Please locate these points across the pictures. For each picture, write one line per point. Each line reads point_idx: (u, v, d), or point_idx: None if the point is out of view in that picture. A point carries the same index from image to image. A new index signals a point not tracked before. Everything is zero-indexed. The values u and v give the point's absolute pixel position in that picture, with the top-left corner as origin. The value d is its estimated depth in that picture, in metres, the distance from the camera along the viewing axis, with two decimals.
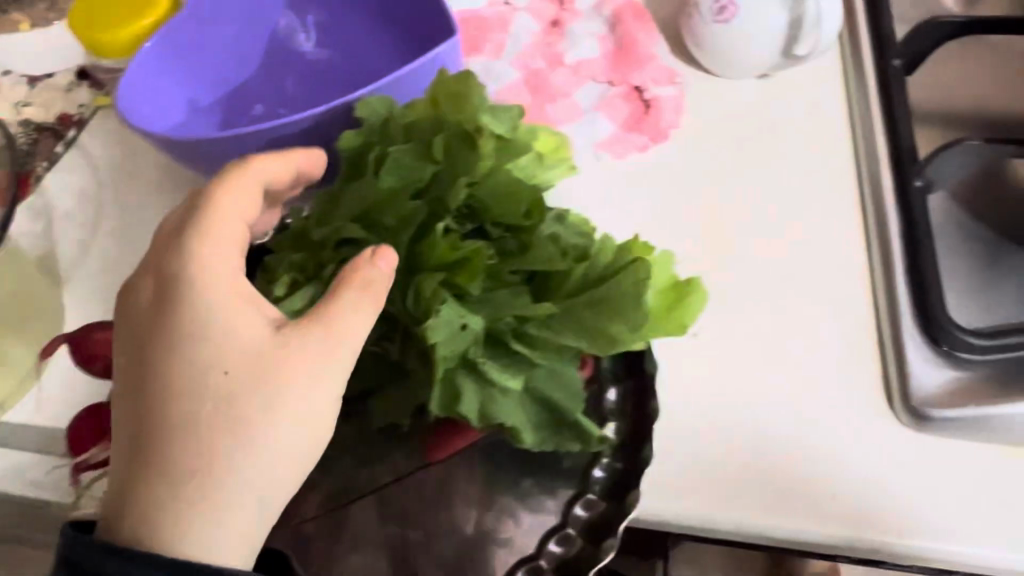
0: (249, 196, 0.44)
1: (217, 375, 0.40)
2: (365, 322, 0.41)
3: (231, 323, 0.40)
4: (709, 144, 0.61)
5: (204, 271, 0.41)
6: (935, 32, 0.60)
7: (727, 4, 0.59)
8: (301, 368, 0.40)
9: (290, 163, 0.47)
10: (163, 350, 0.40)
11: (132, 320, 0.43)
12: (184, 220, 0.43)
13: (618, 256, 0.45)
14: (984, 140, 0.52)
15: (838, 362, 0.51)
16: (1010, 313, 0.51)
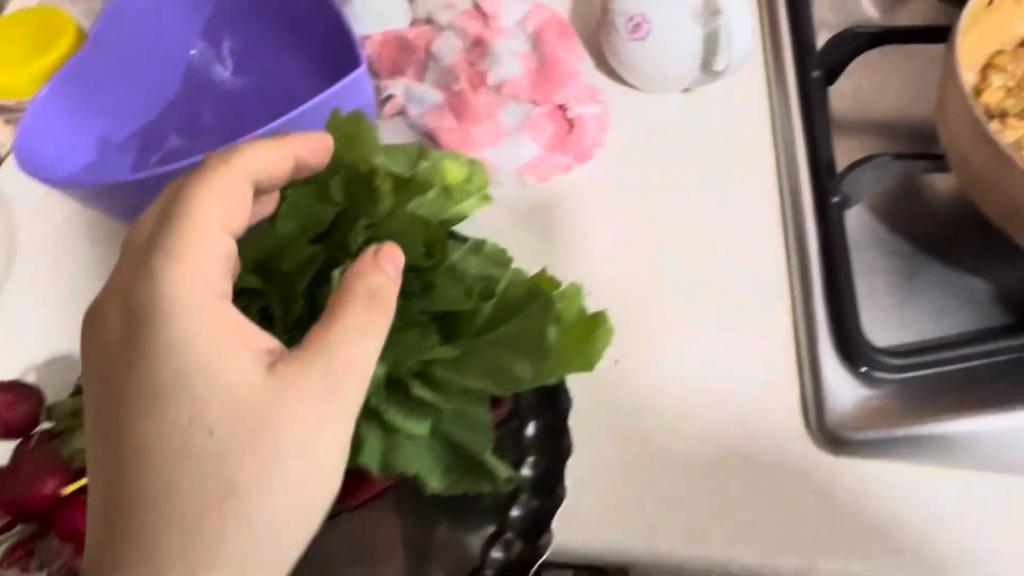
0: (236, 212, 0.41)
1: (206, 429, 0.36)
2: (369, 353, 0.38)
3: (217, 365, 0.37)
4: (633, 163, 0.61)
5: (190, 309, 0.38)
6: (852, 42, 0.60)
7: (641, 22, 0.58)
8: (299, 415, 0.37)
9: (285, 157, 0.42)
10: (145, 399, 0.37)
11: (109, 362, 0.39)
12: (162, 246, 0.39)
13: (523, 294, 0.44)
14: (897, 154, 0.52)
15: (757, 385, 0.51)
16: (928, 328, 0.50)
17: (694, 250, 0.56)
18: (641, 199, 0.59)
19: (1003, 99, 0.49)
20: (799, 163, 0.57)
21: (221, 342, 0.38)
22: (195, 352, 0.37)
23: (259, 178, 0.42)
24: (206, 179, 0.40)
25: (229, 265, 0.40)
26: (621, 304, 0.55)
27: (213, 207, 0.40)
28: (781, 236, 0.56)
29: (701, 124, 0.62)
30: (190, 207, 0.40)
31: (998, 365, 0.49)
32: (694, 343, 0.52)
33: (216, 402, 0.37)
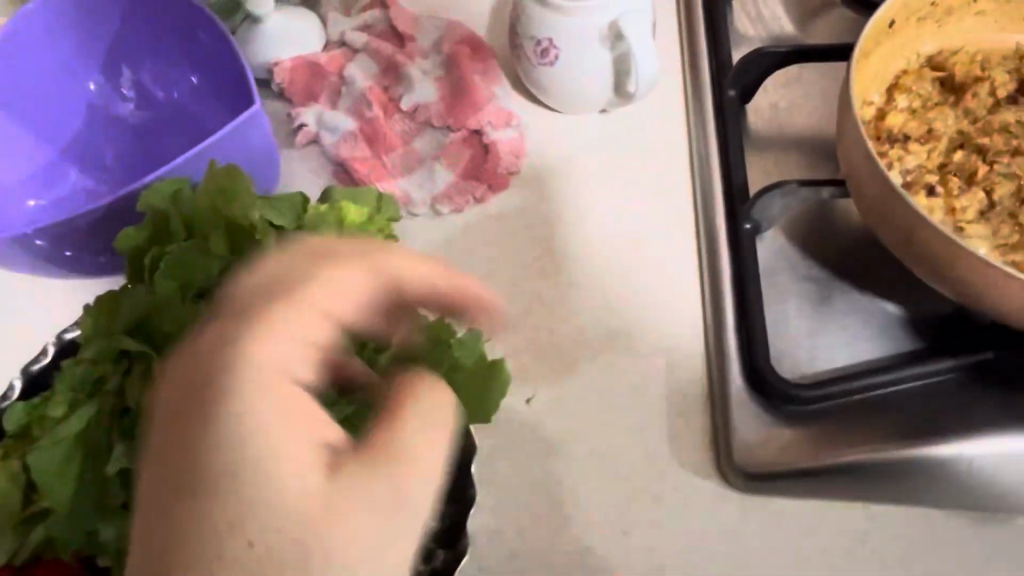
0: (346, 303, 0.36)
1: (239, 542, 0.29)
2: (433, 470, 0.34)
3: (280, 456, 0.31)
4: (549, 190, 0.60)
5: (257, 395, 0.31)
6: (767, 57, 0.59)
7: (549, 46, 0.56)
8: (354, 541, 0.31)
9: (446, 282, 0.39)
10: (189, 485, 0.30)
11: (156, 430, 0.32)
12: (246, 319, 0.33)
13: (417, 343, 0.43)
14: (800, 182, 0.51)
15: (669, 419, 0.50)
16: (839, 358, 0.50)
17: (608, 279, 0.55)
18: (557, 228, 0.58)
19: (905, 122, 0.49)
20: (713, 187, 0.57)
21: (295, 436, 0.31)
22: (260, 444, 0.31)
23: (416, 291, 0.38)
24: (325, 264, 0.36)
25: (318, 353, 0.34)
26: (534, 339, 0.54)
27: (328, 291, 0.35)
28: (695, 263, 0.55)
29: (618, 147, 0.61)
30: (303, 288, 0.35)
31: (906, 394, 0.48)
32: (607, 378, 0.51)
33: (283, 509, 0.30)
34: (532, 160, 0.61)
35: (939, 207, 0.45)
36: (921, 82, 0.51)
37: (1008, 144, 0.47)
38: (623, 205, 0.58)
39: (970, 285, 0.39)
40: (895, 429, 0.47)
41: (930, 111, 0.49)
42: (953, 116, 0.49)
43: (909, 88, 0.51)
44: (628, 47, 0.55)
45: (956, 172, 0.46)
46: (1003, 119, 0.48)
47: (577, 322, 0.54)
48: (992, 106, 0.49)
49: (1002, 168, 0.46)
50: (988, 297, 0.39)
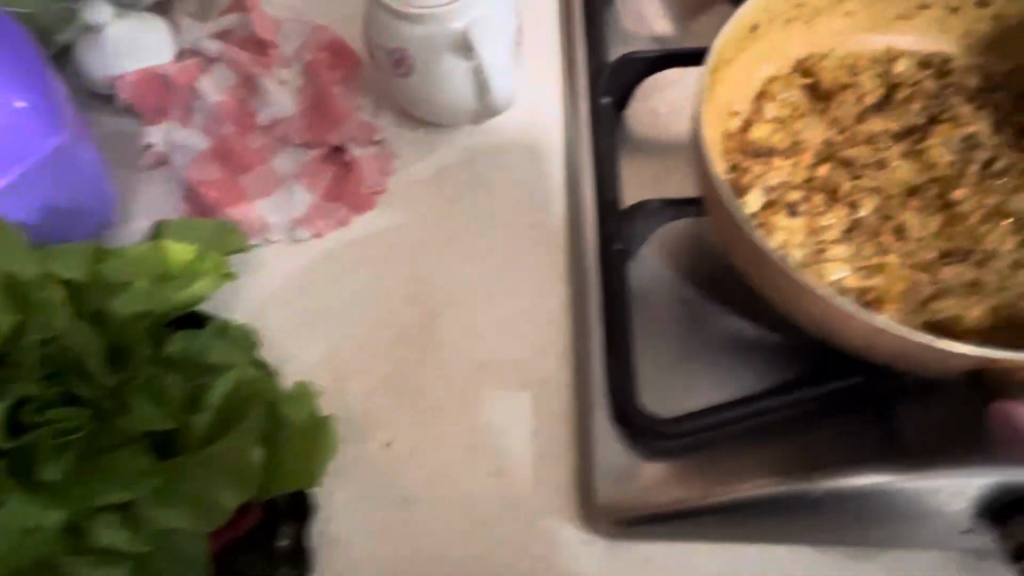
0: None
1: None
2: None
3: None
4: (415, 210, 0.56)
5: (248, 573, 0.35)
6: (639, 63, 0.56)
7: (403, 58, 0.52)
8: None
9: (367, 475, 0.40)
10: None
11: None
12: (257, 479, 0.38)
13: (235, 396, 0.41)
14: (665, 201, 0.50)
15: (535, 458, 0.47)
16: (708, 387, 0.47)
17: (474, 307, 0.52)
18: (422, 252, 0.54)
19: (770, 134, 0.46)
20: (585, 204, 0.53)
21: None
22: None
23: None
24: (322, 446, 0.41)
25: None
26: (394, 376, 0.49)
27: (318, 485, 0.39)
28: (565, 286, 0.52)
29: (490, 163, 0.58)
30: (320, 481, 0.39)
31: (775, 425, 0.45)
32: (469, 417, 0.48)
33: None
34: (399, 178, 0.57)
35: (801, 227, 0.42)
36: (788, 90, 0.48)
37: (871, 157, 0.44)
38: (493, 225, 0.55)
39: (818, 320, 0.36)
40: (763, 462, 0.44)
41: (796, 121, 0.47)
42: (820, 127, 0.46)
43: (777, 96, 0.48)
44: (479, 61, 0.51)
45: (819, 188, 0.43)
46: (867, 130, 0.45)
47: (438, 357, 0.50)
48: (859, 115, 0.46)
49: (862, 185, 0.43)
50: (834, 332, 0.36)
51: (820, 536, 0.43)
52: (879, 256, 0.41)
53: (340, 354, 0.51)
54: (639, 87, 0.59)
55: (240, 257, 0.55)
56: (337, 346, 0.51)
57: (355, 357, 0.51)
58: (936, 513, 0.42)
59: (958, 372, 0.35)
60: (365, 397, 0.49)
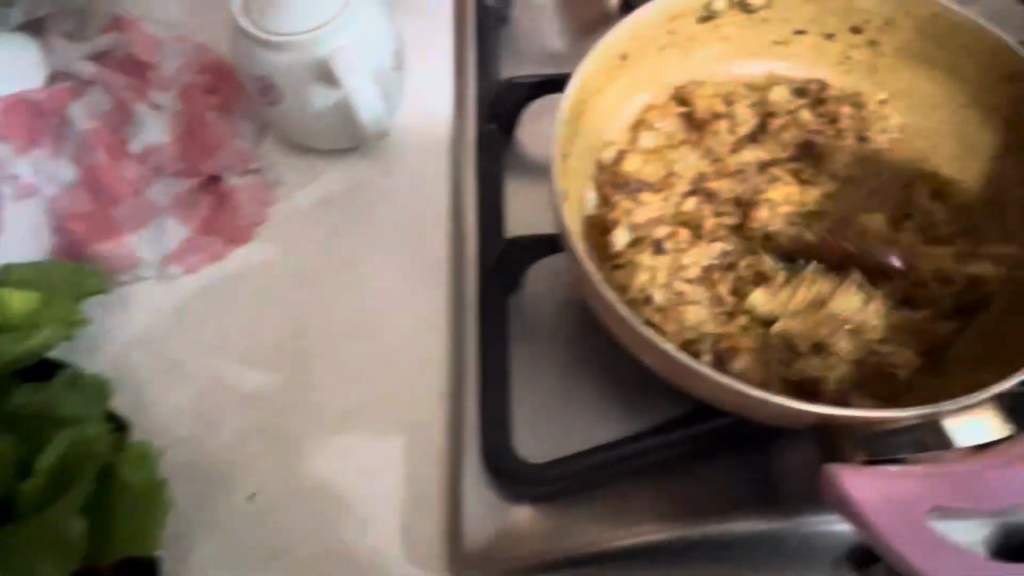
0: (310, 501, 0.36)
1: None
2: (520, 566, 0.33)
3: None
4: (295, 243, 0.54)
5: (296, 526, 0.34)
6: (524, 89, 0.54)
7: (269, 86, 0.50)
8: None
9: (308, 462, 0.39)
10: None
11: None
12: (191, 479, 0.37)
13: (71, 456, 0.37)
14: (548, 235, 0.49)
15: (403, 503, 0.45)
16: (584, 428, 0.46)
17: (351, 346, 0.50)
18: (301, 289, 0.52)
19: (643, 166, 0.45)
20: (466, 235, 0.52)
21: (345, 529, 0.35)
22: None
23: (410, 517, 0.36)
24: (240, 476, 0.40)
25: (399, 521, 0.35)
26: (265, 421, 0.48)
27: None
28: (444, 323, 0.51)
29: (375, 192, 0.56)
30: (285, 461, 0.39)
31: (650, 468, 0.43)
32: (339, 463, 0.46)
33: None
34: (279, 209, 0.55)
35: (664, 267, 0.41)
36: (665, 118, 0.46)
37: (740, 192, 0.43)
38: (375, 259, 0.53)
39: (669, 367, 0.35)
40: (630, 509, 0.43)
41: (671, 152, 0.45)
42: (693, 159, 0.45)
43: (653, 125, 0.46)
44: (346, 93, 0.49)
45: (686, 225, 0.42)
46: (739, 163, 0.44)
47: (311, 399, 0.48)
48: (732, 146, 0.45)
49: (730, 221, 0.42)
50: (683, 381, 0.35)
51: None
52: (740, 297, 0.40)
53: (209, 398, 0.49)
54: (526, 112, 0.57)
55: (107, 296, 0.53)
56: (207, 389, 0.49)
57: (225, 400, 0.49)
58: (805, 552, 0.41)
59: (803, 424, 0.33)
60: (234, 442, 0.47)
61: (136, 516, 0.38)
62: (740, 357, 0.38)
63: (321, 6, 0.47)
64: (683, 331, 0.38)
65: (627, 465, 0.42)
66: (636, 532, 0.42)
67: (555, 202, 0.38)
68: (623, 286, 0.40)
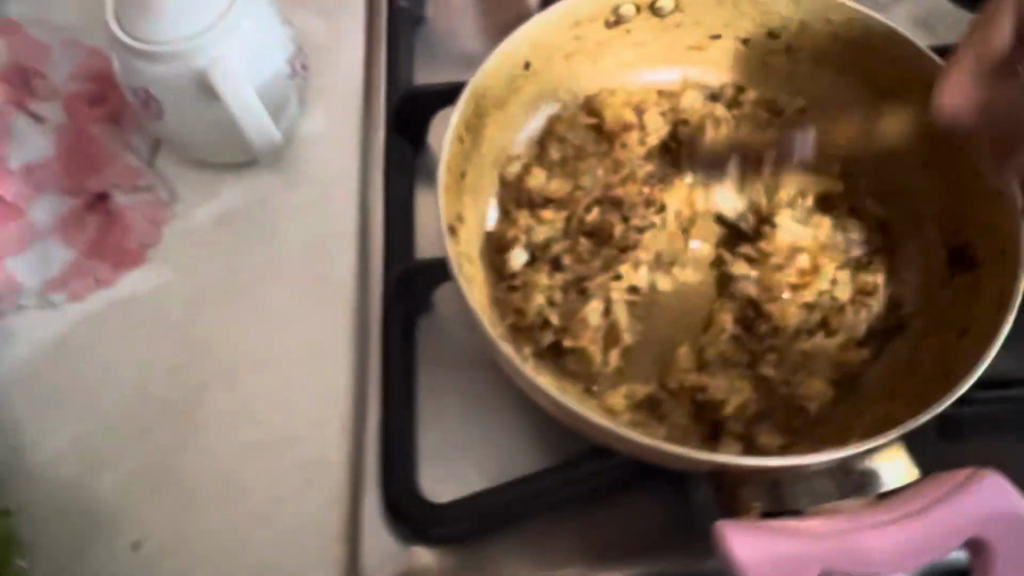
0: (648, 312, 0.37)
1: None
2: None
3: None
4: (190, 264, 0.50)
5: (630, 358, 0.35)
6: (430, 96, 0.51)
7: (149, 100, 0.46)
8: None
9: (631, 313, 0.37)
10: None
11: None
12: None
13: None
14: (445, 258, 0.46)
15: (299, 544, 0.42)
16: (494, 462, 0.43)
17: (248, 376, 0.47)
18: (195, 315, 0.49)
19: (547, 181, 0.42)
20: (372, 254, 0.48)
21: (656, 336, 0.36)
22: None
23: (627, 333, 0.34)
24: None
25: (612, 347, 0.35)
26: (154, 463, 0.44)
27: None
28: (350, 347, 0.47)
29: (279, 206, 0.52)
30: None
31: (561, 505, 0.40)
32: (233, 507, 0.43)
33: None
34: (174, 228, 0.51)
35: (559, 287, 0.39)
36: (575, 129, 0.44)
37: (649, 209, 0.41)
38: (277, 278, 0.50)
39: (562, 409, 0.33)
40: (538, 549, 0.40)
41: (580, 164, 0.43)
42: (603, 173, 0.42)
43: (562, 136, 0.44)
44: (229, 111, 0.46)
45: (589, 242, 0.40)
46: (648, 178, 0.42)
47: (204, 436, 0.45)
48: (642, 159, 0.42)
49: (634, 238, 0.40)
50: (577, 422, 0.33)
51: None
52: (639, 320, 0.38)
53: (94, 439, 0.45)
54: (439, 117, 0.54)
55: None
56: (91, 428, 0.45)
57: (111, 442, 0.45)
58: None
59: (701, 468, 0.31)
60: (120, 487, 0.44)
61: None
62: (633, 386, 0.36)
63: (201, 13, 0.43)
64: (576, 359, 0.37)
65: (536, 502, 0.40)
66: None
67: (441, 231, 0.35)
68: (517, 317, 0.38)
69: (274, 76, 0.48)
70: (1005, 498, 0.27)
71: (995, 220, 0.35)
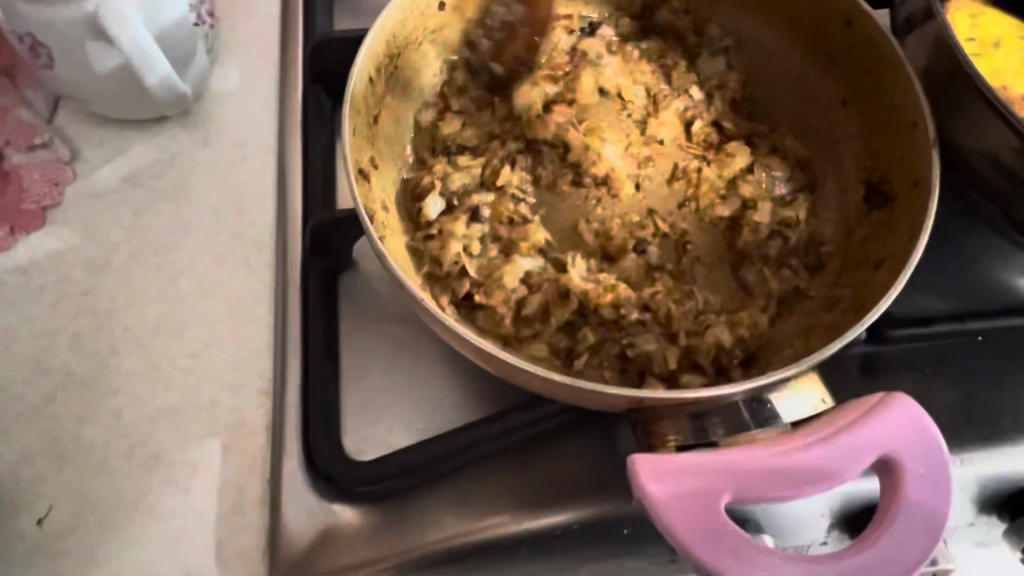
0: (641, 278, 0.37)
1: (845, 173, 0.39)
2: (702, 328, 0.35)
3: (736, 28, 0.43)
4: (93, 226, 0.47)
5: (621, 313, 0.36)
6: (345, 43, 0.48)
7: (36, 45, 0.43)
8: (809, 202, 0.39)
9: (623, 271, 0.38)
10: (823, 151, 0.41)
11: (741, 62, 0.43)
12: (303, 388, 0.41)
13: None
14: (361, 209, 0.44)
15: (217, 513, 0.40)
16: (419, 418, 0.42)
17: (161, 340, 0.44)
18: (101, 280, 0.46)
19: (462, 130, 0.41)
20: (288, 208, 0.46)
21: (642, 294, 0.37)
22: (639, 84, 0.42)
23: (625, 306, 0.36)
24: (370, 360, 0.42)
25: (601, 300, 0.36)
26: (56, 437, 0.41)
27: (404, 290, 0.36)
28: (269, 309, 0.45)
29: (192, 164, 0.49)
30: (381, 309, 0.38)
31: (488, 455, 0.40)
32: (145, 477, 0.41)
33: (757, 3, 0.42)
34: (76, 189, 0.48)
35: (467, 238, 0.37)
36: (468, 79, 0.42)
37: (554, 157, 0.40)
38: (191, 238, 0.47)
39: (479, 352, 0.31)
40: (462, 504, 0.39)
41: (484, 118, 0.41)
42: (505, 123, 0.41)
43: (462, 85, 0.42)
44: (125, 56, 0.43)
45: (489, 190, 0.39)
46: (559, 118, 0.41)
47: (112, 405, 0.42)
48: (545, 104, 0.41)
49: (540, 187, 0.40)
50: (496, 367, 0.32)
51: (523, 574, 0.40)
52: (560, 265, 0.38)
53: None
54: None
55: None
56: None
57: (8, 416, 0.42)
58: (644, 537, 0.39)
59: (617, 407, 0.30)
60: (20, 464, 0.41)
61: None
62: (552, 332, 0.36)
63: None
64: (496, 308, 0.36)
65: (462, 453, 0.39)
66: (474, 530, 0.38)
67: (349, 171, 0.33)
68: (434, 266, 0.37)
69: (175, 19, 0.45)
70: (910, 418, 0.27)
71: (909, 153, 0.35)
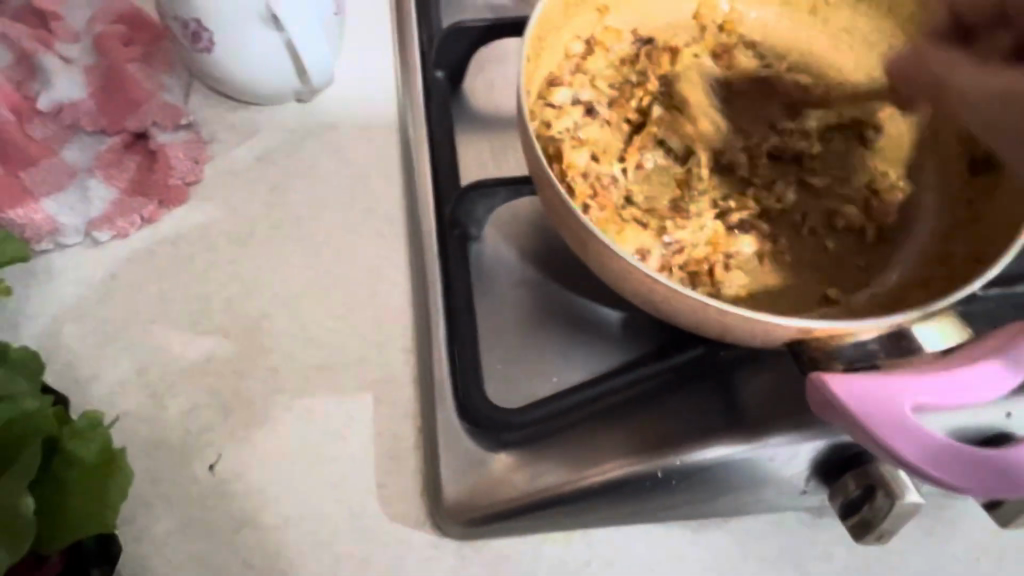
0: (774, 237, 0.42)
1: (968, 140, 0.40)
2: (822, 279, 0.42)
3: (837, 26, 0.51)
4: (233, 200, 0.51)
5: (762, 271, 0.42)
6: (467, 34, 0.52)
7: (199, 31, 0.47)
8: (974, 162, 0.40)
9: (757, 230, 0.42)
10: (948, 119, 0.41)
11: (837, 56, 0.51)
12: (453, 341, 0.44)
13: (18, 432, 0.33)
14: (500, 178, 0.47)
15: (375, 460, 0.43)
16: (554, 372, 0.45)
17: (309, 304, 0.47)
18: (245, 249, 0.49)
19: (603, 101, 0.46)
20: (421, 184, 0.50)
21: (778, 257, 0.42)
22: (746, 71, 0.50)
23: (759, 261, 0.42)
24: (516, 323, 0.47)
25: (744, 254, 0.42)
26: (219, 390, 0.45)
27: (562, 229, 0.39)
28: (406, 276, 0.49)
29: (320, 145, 0.53)
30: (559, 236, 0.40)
31: (614, 409, 0.43)
32: (303, 427, 0.44)
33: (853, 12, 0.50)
34: (215, 166, 0.52)
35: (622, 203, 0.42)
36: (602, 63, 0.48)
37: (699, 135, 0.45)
38: (327, 212, 0.51)
39: (653, 294, 0.35)
40: (594, 453, 0.41)
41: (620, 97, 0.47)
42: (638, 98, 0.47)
43: (596, 64, 0.48)
44: (281, 39, 0.47)
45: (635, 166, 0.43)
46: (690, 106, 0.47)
47: (268, 362, 0.45)
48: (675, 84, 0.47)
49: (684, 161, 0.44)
50: (667, 308, 0.36)
51: (676, 515, 0.42)
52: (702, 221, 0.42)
53: (153, 370, 0.45)
54: (472, 61, 0.56)
55: (25, 265, 0.48)
56: (150, 361, 0.45)
57: (172, 372, 0.45)
58: (780, 478, 0.41)
59: (779, 341, 0.34)
60: (189, 416, 0.44)
61: (97, 501, 0.34)
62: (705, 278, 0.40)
63: None
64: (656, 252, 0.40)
65: (586, 408, 0.43)
66: (582, 476, 0.40)
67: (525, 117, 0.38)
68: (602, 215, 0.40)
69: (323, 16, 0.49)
70: (1005, 377, 0.32)
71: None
